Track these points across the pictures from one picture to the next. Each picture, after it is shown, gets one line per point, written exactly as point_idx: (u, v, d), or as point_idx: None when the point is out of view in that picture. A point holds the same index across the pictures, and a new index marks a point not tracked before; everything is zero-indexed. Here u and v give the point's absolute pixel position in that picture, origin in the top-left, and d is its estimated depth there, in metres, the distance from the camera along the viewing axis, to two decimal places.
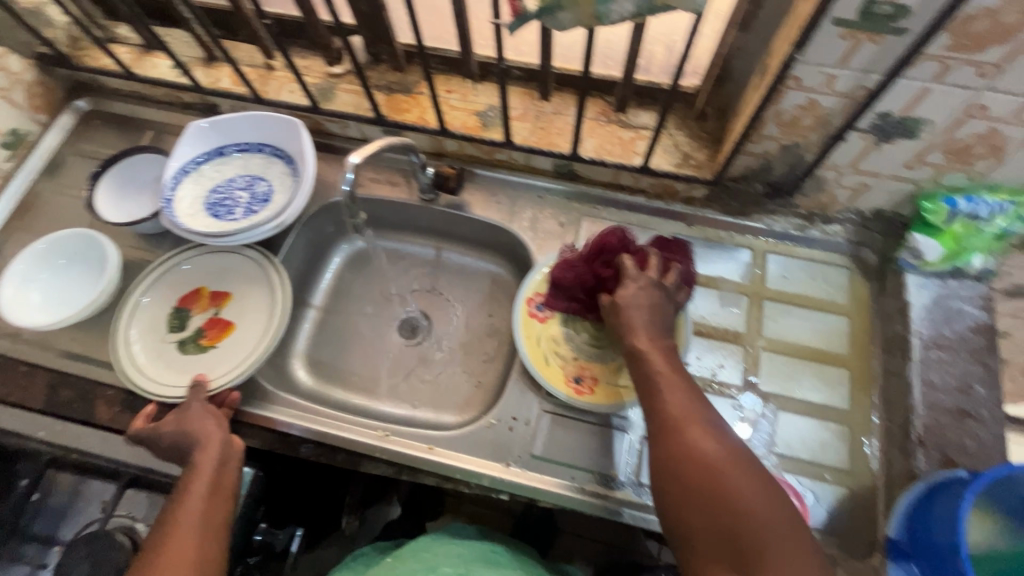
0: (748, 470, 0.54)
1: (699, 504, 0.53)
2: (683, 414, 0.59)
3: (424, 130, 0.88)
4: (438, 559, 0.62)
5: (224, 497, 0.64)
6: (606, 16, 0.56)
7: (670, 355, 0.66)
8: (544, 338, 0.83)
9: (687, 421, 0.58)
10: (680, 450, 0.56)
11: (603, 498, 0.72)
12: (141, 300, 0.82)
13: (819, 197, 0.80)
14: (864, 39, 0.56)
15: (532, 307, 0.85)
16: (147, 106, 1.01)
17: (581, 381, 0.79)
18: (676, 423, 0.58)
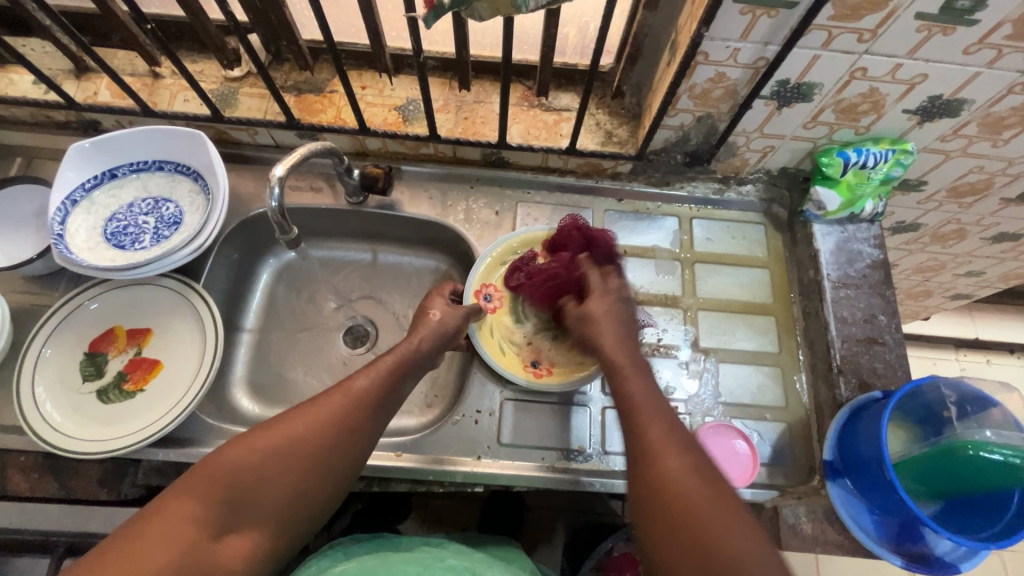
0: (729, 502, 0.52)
1: (669, 540, 0.50)
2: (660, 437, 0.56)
3: (343, 130, 0.84)
4: (443, 551, 0.68)
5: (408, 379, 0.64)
6: (523, 4, 0.55)
7: (643, 371, 0.64)
8: (496, 328, 0.84)
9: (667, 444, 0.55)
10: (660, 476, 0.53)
11: (574, 472, 0.74)
12: (43, 351, 0.73)
13: (732, 162, 0.86)
14: (761, 14, 0.60)
15: (481, 300, 0.84)
16: (10, 130, 0.88)
17: (539, 365, 0.81)
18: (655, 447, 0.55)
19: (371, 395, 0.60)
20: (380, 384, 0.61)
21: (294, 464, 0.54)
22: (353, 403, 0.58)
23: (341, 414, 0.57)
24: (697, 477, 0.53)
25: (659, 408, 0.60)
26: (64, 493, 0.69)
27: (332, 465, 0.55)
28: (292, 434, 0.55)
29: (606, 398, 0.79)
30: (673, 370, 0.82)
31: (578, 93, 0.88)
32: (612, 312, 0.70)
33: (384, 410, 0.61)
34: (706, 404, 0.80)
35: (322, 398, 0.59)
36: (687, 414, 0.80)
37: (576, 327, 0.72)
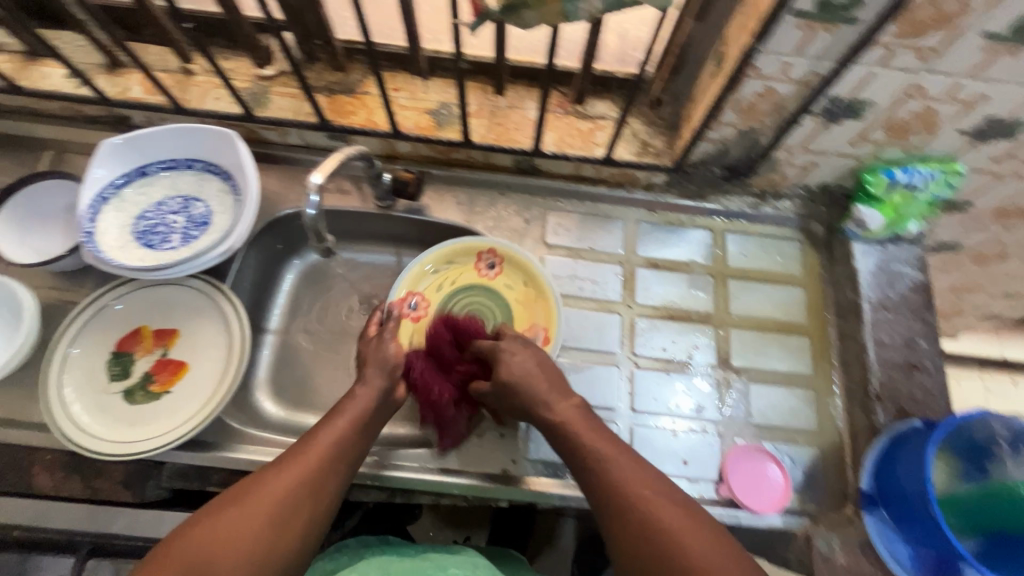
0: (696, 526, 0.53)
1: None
2: (614, 476, 0.58)
3: (374, 133, 0.83)
4: (446, 559, 0.66)
5: (370, 430, 0.64)
6: (574, 13, 0.54)
7: (580, 409, 0.66)
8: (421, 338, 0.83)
9: (628, 482, 0.57)
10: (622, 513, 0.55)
11: None
12: (70, 351, 0.73)
13: (771, 177, 0.84)
14: (820, 29, 0.58)
15: (406, 306, 0.83)
16: (40, 122, 0.87)
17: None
18: (610, 485, 0.57)
19: (333, 447, 0.59)
20: (342, 430, 0.61)
21: (262, 536, 0.51)
22: (317, 454, 0.58)
23: (306, 471, 0.56)
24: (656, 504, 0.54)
25: (600, 439, 0.62)
26: (89, 494, 0.68)
27: (299, 524, 0.53)
28: (257, 506, 0.52)
29: (633, 416, 0.78)
30: (704, 389, 0.80)
31: (615, 100, 0.85)
32: (540, 358, 0.70)
33: (350, 459, 0.60)
34: (738, 425, 0.78)
35: (280, 463, 0.57)
36: (717, 435, 0.77)
37: (497, 391, 0.69)
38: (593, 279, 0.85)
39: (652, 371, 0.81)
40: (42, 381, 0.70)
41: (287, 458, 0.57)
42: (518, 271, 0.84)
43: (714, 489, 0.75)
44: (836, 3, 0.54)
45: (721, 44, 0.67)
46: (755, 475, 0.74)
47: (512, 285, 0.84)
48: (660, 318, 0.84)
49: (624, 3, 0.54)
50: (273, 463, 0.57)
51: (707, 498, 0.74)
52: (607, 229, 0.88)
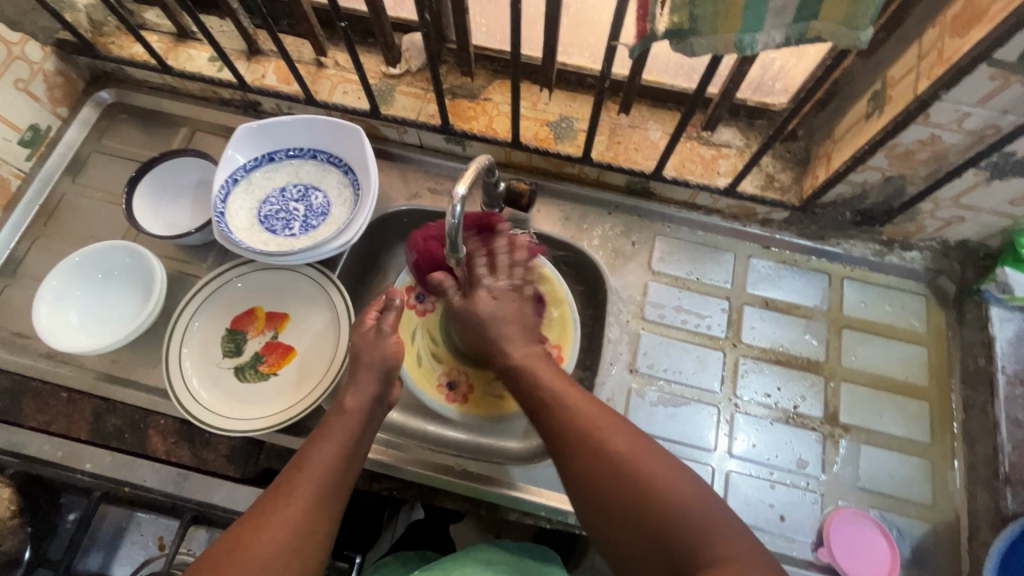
0: (660, 458, 0.54)
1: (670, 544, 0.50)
2: (569, 409, 0.58)
3: (494, 141, 0.83)
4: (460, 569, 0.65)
5: (360, 449, 0.61)
6: (749, 46, 0.51)
7: (545, 361, 0.65)
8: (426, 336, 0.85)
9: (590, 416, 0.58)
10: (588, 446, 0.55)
11: None
12: (192, 323, 0.76)
13: (906, 226, 0.78)
14: (1015, 82, 0.53)
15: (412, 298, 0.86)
16: (179, 100, 0.92)
17: (454, 390, 0.82)
18: (571, 415, 0.58)
19: (323, 475, 0.57)
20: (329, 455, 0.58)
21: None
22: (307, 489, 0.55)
23: (299, 510, 0.54)
24: (621, 440, 0.55)
25: (561, 384, 0.62)
26: (196, 463, 0.71)
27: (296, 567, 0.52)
28: (250, 560, 0.50)
29: (729, 460, 0.75)
30: (808, 443, 0.76)
31: (742, 129, 0.82)
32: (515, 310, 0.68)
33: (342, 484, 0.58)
34: (842, 485, 0.74)
35: (269, 503, 0.54)
36: (819, 494, 0.73)
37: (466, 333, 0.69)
38: (697, 312, 0.82)
39: (753, 416, 0.77)
40: (166, 347, 0.73)
41: (277, 494, 0.55)
42: (531, 273, 0.84)
43: (810, 550, 0.71)
44: None
45: (884, 85, 0.63)
46: (859, 542, 0.70)
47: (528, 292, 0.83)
48: (765, 360, 0.80)
49: (805, 39, 0.51)
50: (260, 503, 0.54)
51: (802, 559, 0.70)
52: (716, 261, 0.85)
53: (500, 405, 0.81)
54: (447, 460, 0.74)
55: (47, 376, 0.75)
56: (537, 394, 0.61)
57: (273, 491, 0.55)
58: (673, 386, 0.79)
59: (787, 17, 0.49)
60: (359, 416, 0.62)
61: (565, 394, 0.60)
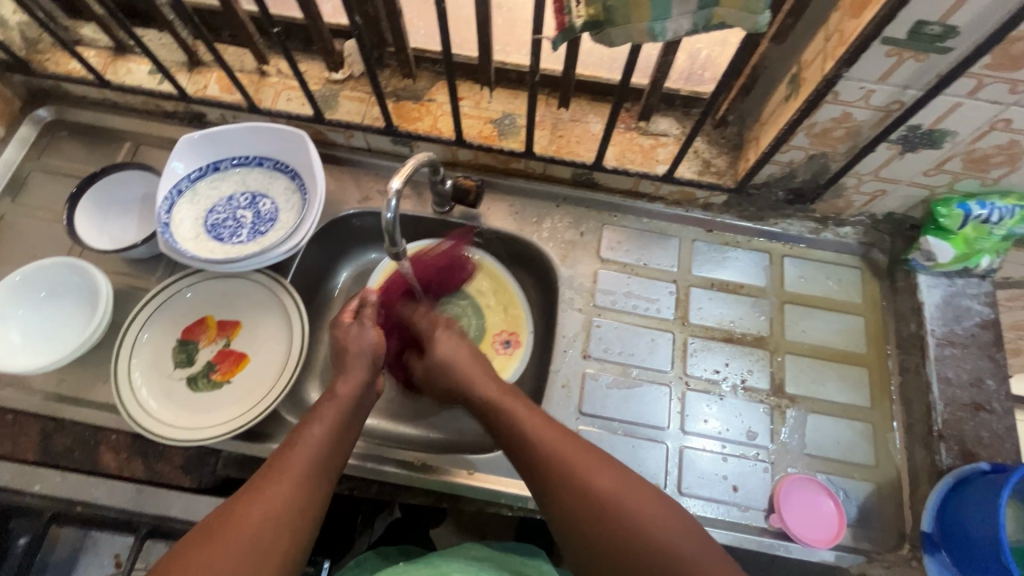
0: (646, 498, 0.53)
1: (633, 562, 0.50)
2: (555, 455, 0.56)
3: (439, 140, 0.84)
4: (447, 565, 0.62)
5: (349, 436, 0.61)
6: (661, 33, 0.54)
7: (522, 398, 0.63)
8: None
9: (574, 459, 0.56)
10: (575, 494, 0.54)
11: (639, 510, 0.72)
12: (141, 336, 0.76)
13: (836, 202, 0.82)
14: (909, 57, 0.57)
15: (376, 299, 0.88)
16: (121, 115, 0.91)
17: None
18: (556, 459, 0.56)
19: (310, 459, 0.56)
20: (318, 439, 0.57)
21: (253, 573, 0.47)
22: (295, 473, 0.54)
23: (286, 495, 0.52)
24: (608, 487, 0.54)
25: (545, 423, 0.59)
26: (151, 476, 0.71)
27: (280, 550, 0.50)
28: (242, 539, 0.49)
29: (683, 437, 0.77)
30: (757, 414, 0.78)
31: (678, 118, 0.85)
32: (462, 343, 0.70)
33: (330, 468, 0.57)
34: (790, 453, 0.77)
35: (257, 485, 0.53)
36: (769, 463, 0.76)
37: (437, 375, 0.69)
38: (647, 296, 0.85)
39: (704, 393, 0.80)
40: (114, 361, 0.73)
41: (266, 475, 0.54)
42: (484, 275, 0.91)
43: (764, 517, 0.73)
44: (929, 32, 0.54)
45: (798, 68, 0.67)
46: (808, 506, 0.72)
47: (478, 288, 0.91)
48: (713, 339, 0.83)
49: (712, 25, 0.54)
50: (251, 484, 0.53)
51: (756, 527, 0.73)
52: (662, 247, 0.88)
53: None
54: (406, 456, 0.75)
55: None
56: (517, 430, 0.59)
57: (263, 472, 0.54)
58: (628, 369, 0.81)
59: (692, 4, 0.51)
60: (350, 397, 0.62)
61: (545, 436, 0.58)
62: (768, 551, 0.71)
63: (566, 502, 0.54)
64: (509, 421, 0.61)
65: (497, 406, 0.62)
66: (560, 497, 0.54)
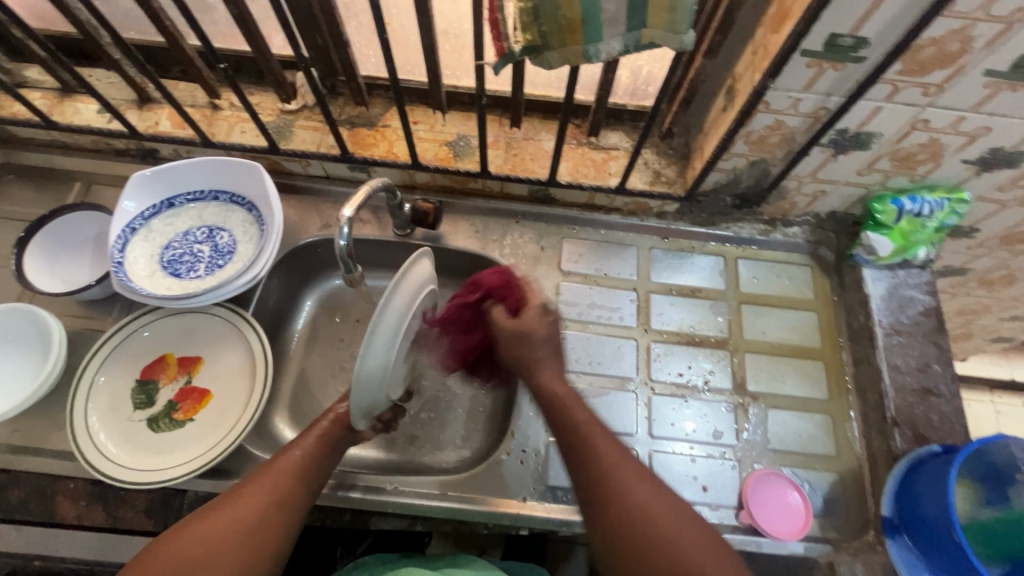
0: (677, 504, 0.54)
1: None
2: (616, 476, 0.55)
3: (395, 164, 0.85)
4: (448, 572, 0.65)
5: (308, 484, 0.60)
6: (595, 55, 0.56)
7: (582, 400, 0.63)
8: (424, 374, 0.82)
9: (614, 457, 0.57)
10: (622, 514, 0.53)
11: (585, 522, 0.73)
12: (97, 379, 0.74)
13: (781, 205, 0.86)
14: (828, 67, 0.61)
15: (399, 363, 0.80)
16: (71, 155, 0.90)
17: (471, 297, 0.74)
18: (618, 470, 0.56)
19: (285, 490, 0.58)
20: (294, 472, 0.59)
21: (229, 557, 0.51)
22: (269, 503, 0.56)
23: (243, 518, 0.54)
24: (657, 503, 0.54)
25: (598, 429, 0.59)
26: (112, 523, 0.69)
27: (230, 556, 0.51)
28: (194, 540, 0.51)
29: (651, 441, 0.78)
30: (721, 414, 0.81)
31: (627, 131, 0.88)
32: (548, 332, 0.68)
33: (308, 482, 0.60)
34: (754, 449, 0.79)
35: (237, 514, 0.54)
36: (735, 460, 0.78)
37: (506, 343, 0.68)
38: (609, 305, 0.87)
39: (668, 396, 0.81)
40: (88, 470, 0.68)
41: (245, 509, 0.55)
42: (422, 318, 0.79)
43: (734, 515, 0.75)
44: (843, 44, 0.58)
45: (731, 81, 0.71)
46: (775, 501, 0.74)
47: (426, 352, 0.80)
48: (675, 342, 0.85)
49: (642, 45, 0.56)
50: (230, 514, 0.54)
51: (728, 524, 0.74)
52: (620, 256, 0.90)
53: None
54: (377, 481, 0.74)
55: None
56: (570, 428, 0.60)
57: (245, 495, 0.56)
58: (593, 378, 0.82)
59: (621, 27, 0.54)
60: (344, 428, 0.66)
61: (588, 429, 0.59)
62: (739, 548, 0.73)
63: (604, 513, 0.54)
64: (579, 433, 0.59)
65: (566, 413, 0.62)
66: (598, 500, 0.55)
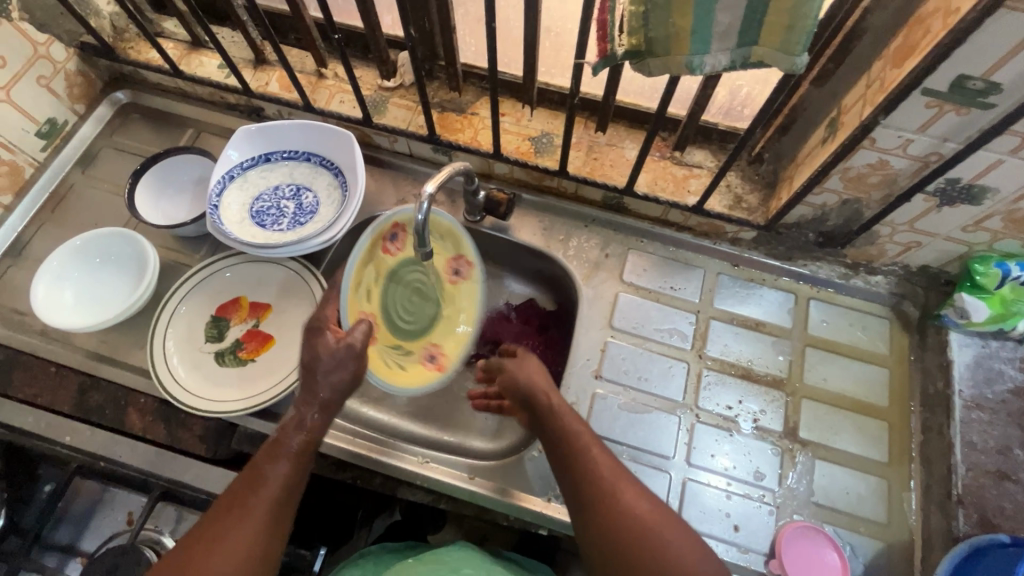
0: (660, 510, 0.59)
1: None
2: (614, 493, 0.60)
3: (477, 152, 0.87)
4: (458, 561, 0.65)
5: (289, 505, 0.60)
6: (699, 67, 0.55)
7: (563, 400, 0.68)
8: (375, 269, 0.79)
9: (603, 472, 0.61)
10: (617, 525, 0.58)
11: None
12: (179, 308, 0.81)
13: (868, 250, 0.81)
14: (949, 110, 0.57)
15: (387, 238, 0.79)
16: (189, 103, 0.99)
17: (460, 272, 0.80)
18: (612, 488, 0.60)
19: (277, 493, 0.59)
20: (286, 476, 0.60)
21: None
22: (262, 512, 0.57)
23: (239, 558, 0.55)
24: (653, 518, 0.58)
25: (588, 437, 0.65)
26: (171, 441, 0.74)
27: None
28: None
29: (687, 469, 0.76)
30: (766, 455, 0.77)
31: (713, 151, 0.86)
32: (537, 361, 0.73)
33: (290, 501, 0.60)
34: (796, 498, 0.75)
35: (226, 523, 0.56)
36: (774, 506, 0.74)
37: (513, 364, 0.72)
38: (666, 324, 0.85)
39: (712, 427, 0.79)
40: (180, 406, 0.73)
41: (233, 515, 0.57)
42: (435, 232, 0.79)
43: (763, 562, 0.72)
44: (971, 87, 0.54)
45: (836, 113, 0.68)
46: (810, 557, 0.70)
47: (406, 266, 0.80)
48: (729, 374, 0.82)
49: (750, 63, 0.55)
50: (217, 522, 0.57)
51: (755, 570, 0.71)
52: (685, 276, 0.88)
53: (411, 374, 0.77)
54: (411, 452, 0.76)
55: (37, 351, 0.79)
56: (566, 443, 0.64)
57: (232, 499, 0.58)
58: (637, 394, 0.81)
59: (732, 41, 0.53)
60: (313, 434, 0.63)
61: (580, 444, 0.64)
62: None
63: (599, 520, 0.59)
64: (581, 457, 0.63)
65: (560, 423, 0.66)
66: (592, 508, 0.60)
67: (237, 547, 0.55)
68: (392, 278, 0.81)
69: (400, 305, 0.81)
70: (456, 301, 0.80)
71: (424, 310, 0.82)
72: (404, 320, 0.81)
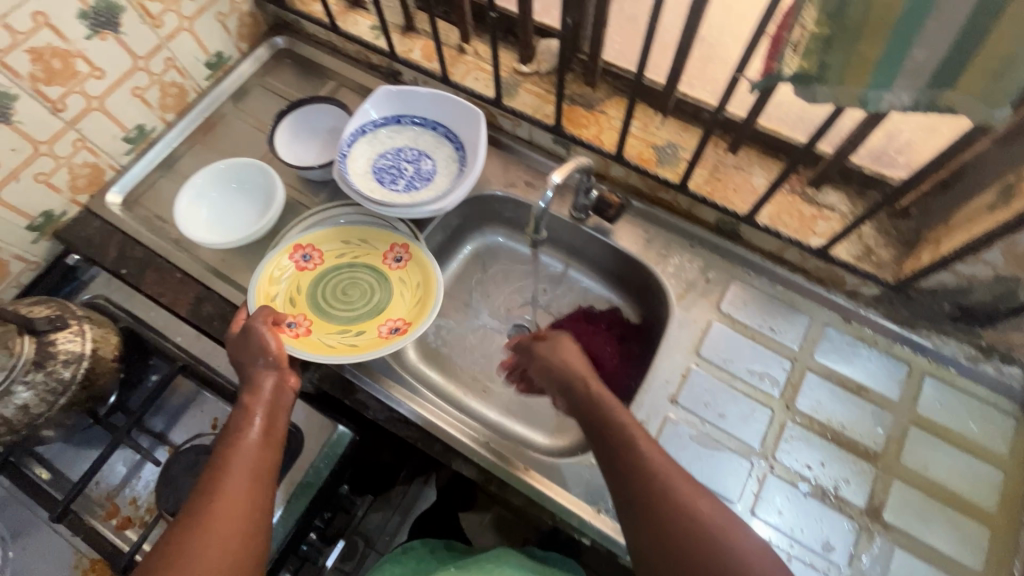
0: (721, 510, 0.59)
1: None
2: (672, 494, 0.59)
3: (599, 151, 0.86)
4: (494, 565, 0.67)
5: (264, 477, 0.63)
6: (874, 102, 0.51)
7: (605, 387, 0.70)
8: (294, 282, 0.85)
9: (655, 474, 0.61)
10: (679, 527, 0.57)
11: None
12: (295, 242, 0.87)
13: (1011, 335, 0.73)
14: None
15: (299, 256, 0.87)
16: (336, 57, 1.05)
17: (401, 259, 0.87)
18: (668, 491, 0.59)
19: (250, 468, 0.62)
20: (254, 453, 0.64)
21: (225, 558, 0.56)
22: (238, 489, 0.60)
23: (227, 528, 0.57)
24: (715, 522, 0.58)
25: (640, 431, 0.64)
26: None
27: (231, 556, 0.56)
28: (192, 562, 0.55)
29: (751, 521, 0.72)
30: (841, 528, 0.71)
31: (851, 195, 0.80)
32: (579, 347, 0.76)
33: (263, 476, 0.63)
34: None
35: (200, 508, 0.58)
36: None
37: (546, 348, 0.77)
38: (757, 364, 0.81)
39: (787, 482, 0.74)
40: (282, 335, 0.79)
41: (206, 500, 0.59)
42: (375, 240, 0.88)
43: None
44: None
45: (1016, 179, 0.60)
46: None
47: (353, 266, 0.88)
48: (815, 432, 0.77)
49: (936, 107, 0.50)
50: (192, 507, 0.59)
51: None
52: (789, 320, 0.83)
53: (352, 349, 0.79)
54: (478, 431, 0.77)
55: (168, 256, 0.88)
56: (616, 437, 0.64)
57: (201, 490, 0.60)
58: (712, 428, 0.77)
59: (922, 80, 0.48)
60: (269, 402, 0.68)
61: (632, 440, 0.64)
62: None
63: (653, 520, 0.58)
64: (631, 452, 0.63)
65: (611, 412, 0.66)
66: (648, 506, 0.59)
67: (226, 519, 0.58)
68: (317, 285, 0.86)
69: (335, 303, 0.85)
70: (400, 283, 0.86)
71: (363, 304, 0.85)
72: (345, 313, 0.85)
